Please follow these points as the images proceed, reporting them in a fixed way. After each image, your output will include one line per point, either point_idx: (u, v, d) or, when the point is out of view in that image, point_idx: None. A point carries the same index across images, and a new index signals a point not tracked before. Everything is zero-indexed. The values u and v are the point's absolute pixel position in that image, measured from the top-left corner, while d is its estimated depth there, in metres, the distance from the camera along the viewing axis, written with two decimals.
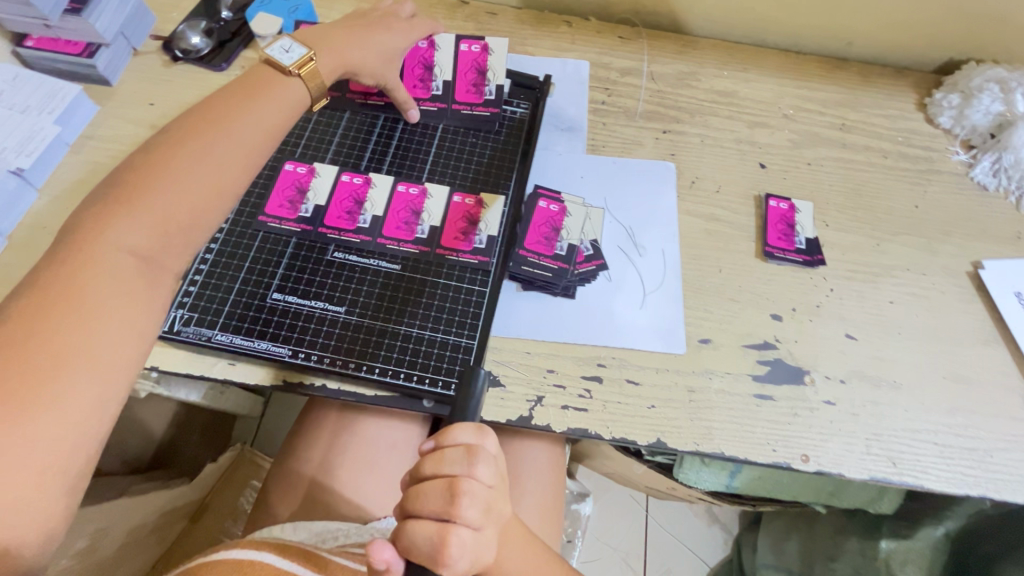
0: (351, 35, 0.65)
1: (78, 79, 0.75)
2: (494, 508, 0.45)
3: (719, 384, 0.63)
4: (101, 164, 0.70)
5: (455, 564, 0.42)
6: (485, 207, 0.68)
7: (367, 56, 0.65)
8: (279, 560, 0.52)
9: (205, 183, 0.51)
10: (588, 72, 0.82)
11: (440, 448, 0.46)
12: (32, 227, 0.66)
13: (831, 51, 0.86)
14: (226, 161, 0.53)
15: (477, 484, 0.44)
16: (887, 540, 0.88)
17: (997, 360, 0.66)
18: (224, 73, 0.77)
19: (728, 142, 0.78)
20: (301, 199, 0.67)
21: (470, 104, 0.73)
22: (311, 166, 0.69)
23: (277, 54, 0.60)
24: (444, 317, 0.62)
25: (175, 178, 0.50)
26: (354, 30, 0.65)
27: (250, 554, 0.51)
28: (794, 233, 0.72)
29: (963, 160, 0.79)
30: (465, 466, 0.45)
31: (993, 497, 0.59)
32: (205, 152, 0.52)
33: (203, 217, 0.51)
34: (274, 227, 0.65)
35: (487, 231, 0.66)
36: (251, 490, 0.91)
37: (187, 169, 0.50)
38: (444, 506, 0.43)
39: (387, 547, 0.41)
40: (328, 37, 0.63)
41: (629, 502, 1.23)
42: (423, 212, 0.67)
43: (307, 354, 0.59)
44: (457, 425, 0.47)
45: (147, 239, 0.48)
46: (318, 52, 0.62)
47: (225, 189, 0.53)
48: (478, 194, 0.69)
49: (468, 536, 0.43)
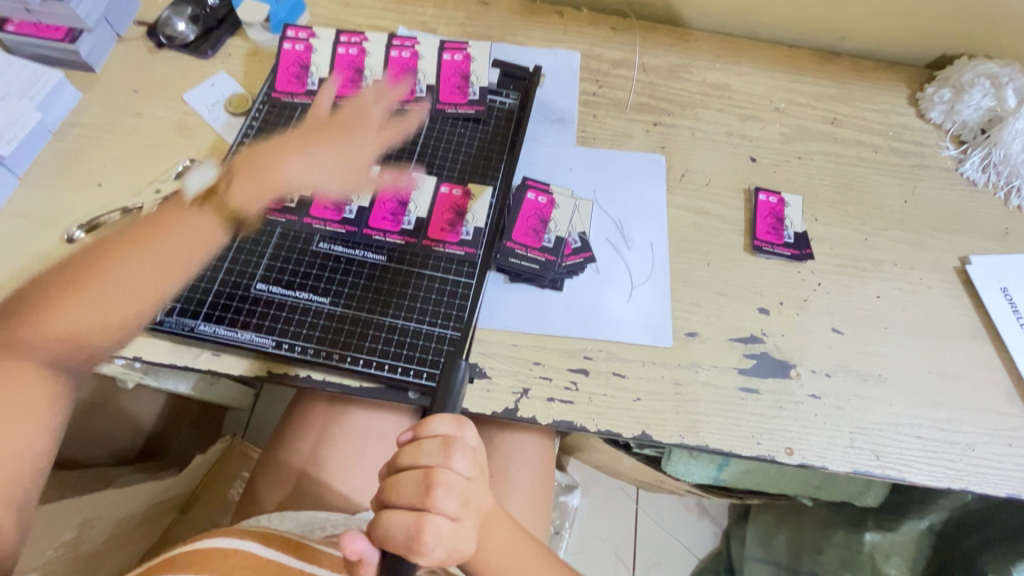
0: (292, 151, 0.64)
1: (61, 66, 0.74)
2: (471, 498, 0.46)
3: (705, 376, 0.63)
4: (83, 152, 0.69)
5: (431, 552, 0.43)
6: (472, 198, 0.67)
7: (308, 169, 0.64)
8: (262, 548, 0.52)
9: (109, 297, 0.54)
10: (580, 63, 0.81)
11: (417, 439, 0.45)
12: (12, 215, 0.65)
13: (823, 44, 0.85)
14: (150, 276, 0.56)
15: (453, 475, 0.45)
16: (872, 534, 0.90)
17: (982, 355, 0.67)
18: (210, 61, 0.76)
19: (719, 135, 0.78)
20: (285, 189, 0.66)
21: (455, 104, 0.72)
22: None
23: (191, 183, 0.65)
24: (430, 307, 0.61)
25: (82, 293, 0.53)
26: (303, 141, 0.64)
27: (233, 542, 0.52)
28: (783, 227, 0.72)
29: (953, 156, 0.79)
30: (442, 457, 0.45)
31: (973, 490, 0.60)
32: (118, 263, 0.55)
33: (87, 327, 0.53)
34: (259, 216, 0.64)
35: (473, 223, 0.66)
36: (240, 481, 0.91)
37: (101, 281, 0.54)
38: (420, 497, 0.44)
39: (359, 537, 0.44)
40: (274, 151, 0.63)
41: (620, 495, 1.23)
42: (409, 203, 0.66)
43: (291, 344, 0.59)
44: (435, 416, 0.46)
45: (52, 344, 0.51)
46: (239, 177, 0.62)
47: (138, 300, 0.55)
48: (465, 183, 0.68)
49: (445, 525, 0.44)
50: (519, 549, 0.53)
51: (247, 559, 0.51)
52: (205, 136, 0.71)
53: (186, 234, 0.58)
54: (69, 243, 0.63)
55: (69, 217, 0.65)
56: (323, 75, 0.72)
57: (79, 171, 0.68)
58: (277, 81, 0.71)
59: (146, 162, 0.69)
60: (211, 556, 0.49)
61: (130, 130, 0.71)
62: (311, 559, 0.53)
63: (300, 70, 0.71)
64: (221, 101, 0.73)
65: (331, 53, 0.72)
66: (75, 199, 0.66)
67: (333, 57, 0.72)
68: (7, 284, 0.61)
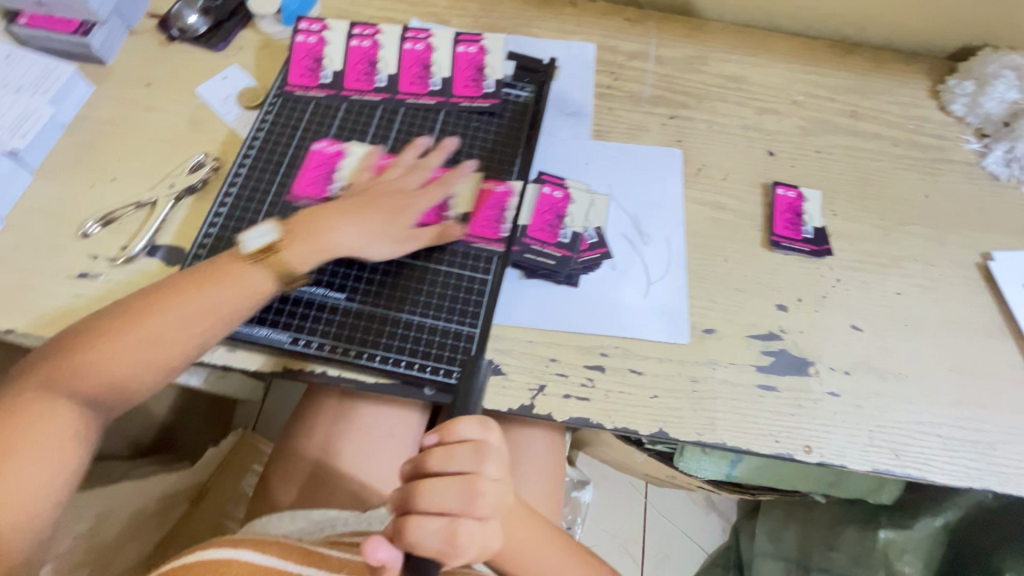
0: (343, 215, 0.61)
1: (73, 59, 0.73)
2: (501, 501, 0.47)
3: (722, 374, 0.62)
4: (96, 146, 0.69)
5: (463, 553, 0.44)
6: (514, 195, 0.67)
7: (356, 234, 0.60)
8: (256, 556, 0.50)
9: (165, 334, 0.54)
10: (595, 55, 0.80)
11: (449, 444, 0.46)
12: (27, 210, 0.65)
13: (842, 35, 0.84)
14: (201, 317, 0.55)
15: (485, 479, 0.46)
16: (886, 531, 0.89)
17: (1004, 353, 0.66)
18: (222, 53, 0.76)
19: (736, 129, 0.76)
20: (332, 178, 0.66)
21: (469, 96, 0.71)
22: (341, 145, 0.68)
23: (249, 239, 0.59)
24: (446, 304, 0.61)
25: (106, 358, 0.53)
26: (346, 214, 0.61)
27: (225, 553, 0.50)
28: (801, 222, 0.71)
29: (975, 149, 0.77)
30: (473, 462, 0.46)
31: (994, 489, 0.59)
32: (178, 301, 0.55)
33: (142, 359, 0.54)
34: (304, 205, 0.64)
35: (516, 220, 0.66)
36: (254, 474, 0.91)
37: (162, 317, 0.54)
38: (456, 503, 0.44)
39: (382, 546, 0.42)
40: (317, 223, 0.60)
41: (629, 489, 1.23)
42: (452, 198, 0.66)
43: (307, 340, 0.58)
44: (461, 420, 0.47)
45: (113, 371, 0.53)
46: (293, 241, 0.59)
47: (187, 341, 0.55)
48: (507, 180, 0.67)
49: (476, 528, 0.45)
50: (536, 540, 0.54)
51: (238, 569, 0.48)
52: (218, 130, 0.71)
53: (207, 304, 0.55)
54: (84, 238, 0.63)
55: (83, 212, 0.65)
56: (337, 68, 0.71)
57: (93, 166, 0.68)
58: (290, 74, 0.70)
59: (159, 156, 0.69)
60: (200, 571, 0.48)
61: (142, 124, 0.70)
62: (312, 563, 0.51)
63: (313, 63, 0.71)
64: (234, 95, 0.73)
65: (344, 46, 0.71)
66: (89, 193, 0.66)
67: (347, 50, 0.71)
68: (23, 279, 0.61)
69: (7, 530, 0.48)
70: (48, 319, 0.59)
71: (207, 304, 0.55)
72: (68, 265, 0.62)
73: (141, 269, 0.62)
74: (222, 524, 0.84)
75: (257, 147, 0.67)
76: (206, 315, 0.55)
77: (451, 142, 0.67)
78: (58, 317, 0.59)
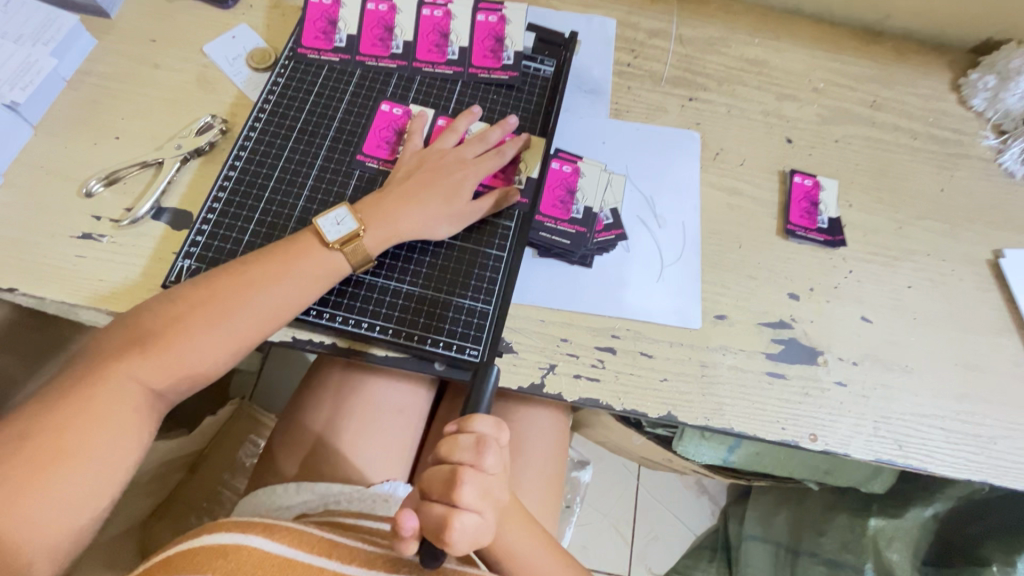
0: (410, 199, 0.59)
1: (75, 10, 0.70)
2: (491, 492, 0.50)
3: (732, 360, 0.63)
4: (99, 102, 0.66)
5: (464, 537, 0.47)
6: (582, 175, 0.67)
7: (421, 219, 0.59)
8: (268, 543, 0.48)
9: (244, 319, 0.53)
10: (615, 31, 0.78)
11: (456, 434, 0.50)
12: (27, 165, 0.62)
13: (866, 22, 0.82)
14: (277, 299, 0.54)
15: (480, 471, 0.49)
16: (876, 519, 0.93)
17: (1010, 349, 0.66)
18: (231, 11, 0.73)
19: (755, 114, 0.75)
20: (399, 140, 0.65)
21: (489, 68, 0.69)
22: (407, 108, 0.67)
23: (326, 226, 0.57)
24: (461, 280, 0.60)
25: (181, 342, 0.51)
26: (409, 194, 0.59)
27: (235, 538, 0.48)
28: (817, 211, 0.70)
29: (992, 146, 0.77)
30: (473, 455, 0.49)
31: (992, 483, 0.60)
32: (258, 282, 0.54)
33: (216, 345, 0.52)
34: (373, 167, 0.64)
35: (584, 202, 0.66)
36: (252, 445, 0.91)
37: (238, 299, 0.53)
38: (478, 496, 0.48)
39: (412, 516, 0.46)
40: (382, 204, 0.59)
41: (621, 470, 1.24)
42: (520, 162, 0.65)
43: (319, 311, 0.58)
44: (476, 415, 0.51)
45: (185, 355, 0.51)
46: (368, 225, 0.58)
47: (258, 325, 0.54)
48: (576, 160, 0.68)
49: (470, 518, 0.48)
50: (537, 545, 0.56)
51: (249, 556, 0.47)
52: (227, 91, 0.68)
53: (283, 295, 0.54)
54: (88, 197, 0.61)
55: (85, 170, 0.63)
56: (352, 32, 0.68)
57: (96, 123, 0.65)
58: (303, 36, 0.68)
59: (164, 116, 0.66)
60: (208, 557, 0.46)
61: (147, 81, 0.68)
62: (324, 554, 0.49)
63: (328, 25, 0.68)
64: (243, 55, 0.70)
65: (360, 9, 0.68)
66: (93, 152, 0.64)
67: (363, 14, 0.68)
68: (23, 236, 0.59)
69: (49, 516, 0.45)
70: (51, 279, 0.58)
71: (284, 292, 0.54)
72: (71, 224, 0.60)
73: (146, 232, 0.61)
74: (217, 492, 0.85)
75: (268, 110, 0.65)
76: (282, 309, 0.54)
77: (514, 119, 0.64)
78: (62, 277, 0.58)
